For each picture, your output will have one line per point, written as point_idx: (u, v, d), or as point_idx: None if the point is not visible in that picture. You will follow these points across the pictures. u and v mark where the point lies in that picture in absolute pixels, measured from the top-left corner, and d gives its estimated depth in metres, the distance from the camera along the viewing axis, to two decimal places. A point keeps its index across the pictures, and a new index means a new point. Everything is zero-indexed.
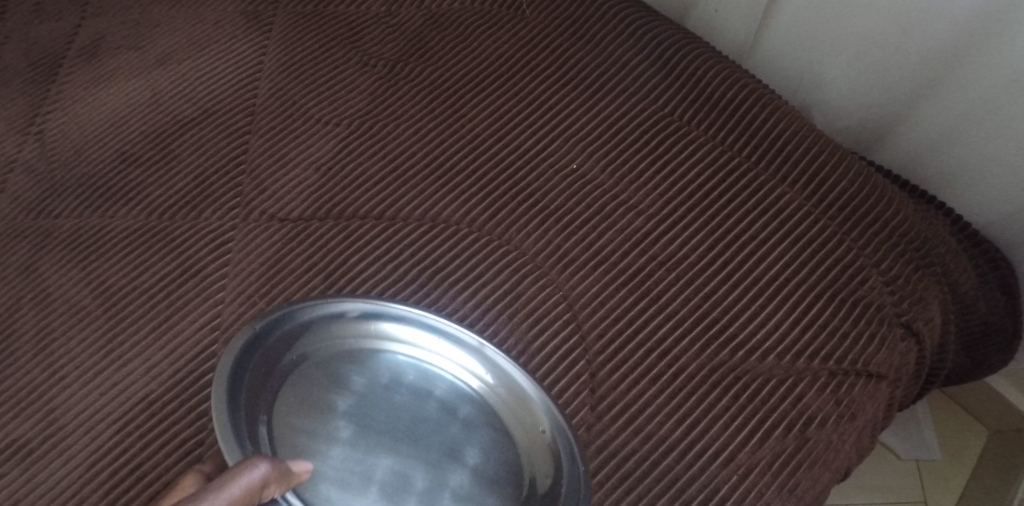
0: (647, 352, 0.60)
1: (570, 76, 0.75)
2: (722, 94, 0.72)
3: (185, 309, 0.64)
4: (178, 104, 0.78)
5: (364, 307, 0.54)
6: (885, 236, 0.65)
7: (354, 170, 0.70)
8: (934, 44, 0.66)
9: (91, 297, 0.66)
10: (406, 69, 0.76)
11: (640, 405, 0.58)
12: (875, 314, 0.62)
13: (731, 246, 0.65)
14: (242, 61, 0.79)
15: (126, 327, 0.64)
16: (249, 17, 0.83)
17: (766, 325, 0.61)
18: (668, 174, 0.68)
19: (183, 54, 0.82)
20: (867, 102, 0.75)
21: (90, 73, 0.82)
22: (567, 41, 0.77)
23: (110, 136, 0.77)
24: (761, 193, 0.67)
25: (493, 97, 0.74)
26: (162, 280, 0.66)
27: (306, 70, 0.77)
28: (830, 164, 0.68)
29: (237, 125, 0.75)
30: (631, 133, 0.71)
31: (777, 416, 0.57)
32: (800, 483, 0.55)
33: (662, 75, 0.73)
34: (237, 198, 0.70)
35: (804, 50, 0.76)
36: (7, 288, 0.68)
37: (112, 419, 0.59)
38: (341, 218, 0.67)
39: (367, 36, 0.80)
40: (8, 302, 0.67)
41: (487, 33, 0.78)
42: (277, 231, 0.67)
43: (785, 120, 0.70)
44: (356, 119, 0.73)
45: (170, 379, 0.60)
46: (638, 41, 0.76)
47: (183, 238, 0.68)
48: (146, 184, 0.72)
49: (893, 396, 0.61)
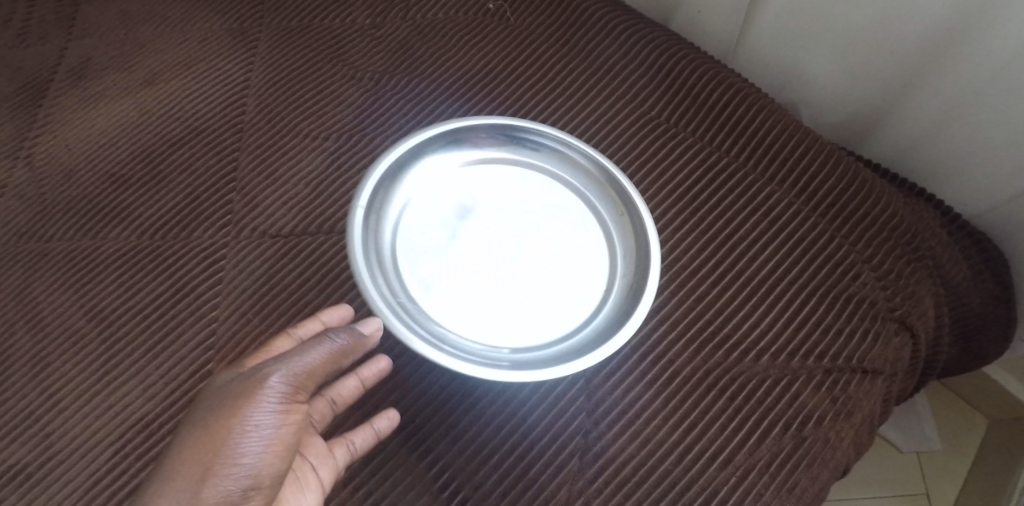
0: (642, 356, 0.61)
1: (557, 81, 0.75)
2: (710, 93, 0.71)
3: (177, 329, 0.65)
4: (166, 123, 0.78)
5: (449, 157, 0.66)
6: (876, 231, 0.65)
7: (344, 183, 0.70)
8: (918, 39, 0.66)
9: (88, 320, 0.67)
10: (393, 80, 0.76)
11: (637, 409, 0.59)
12: (868, 310, 0.62)
13: (723, 247, 0.64)
14: (228, 79, 0.80)
15: (122, 349, 0.65)
16: (235, 34, 0.83)
17: (759, 325, 0.61)
18: (658, 177, 0.68)
19: (170, 73, 0.82)
20: (854, 98, 0.75)
21: (78, 97, 0.83)
22: (553, 46, 0.77)
23: (99, 158, 0.77)
24: (752, 193, 0.67)
25: (481, 105, 0.74)
26: (155, 300, 0.67)
27: (292, 86, 0.77)
28: (819, 160, 0.67)
29: (226, 143, 0.75)
30: (620, 138, 0.71)
31: (774, 416, 0.58)
32: (799, 482, 0.56)
33: (649, 77, 0.73)
34: (228, 216, 0.70)
35: (789, 47, 0.76)
36: (10, 314, 0.69)
37: (119, 442, 0.60)
38: (332, 232, 0.68)
39: (352, 49, 0.79)
40: (12, 329, 0.69)
41: (473, 41, 0.78)
42: (268, 247, 0.67)
43: (772, 117, 0.70)
44: (344, 133, 0.73)
45: (168, 400, 0.61)
46: (624, 43, 0.76)
47: (176, 257, 0.69)
48: (136, 205, 0.73)
49: (890, 390, 0.61)
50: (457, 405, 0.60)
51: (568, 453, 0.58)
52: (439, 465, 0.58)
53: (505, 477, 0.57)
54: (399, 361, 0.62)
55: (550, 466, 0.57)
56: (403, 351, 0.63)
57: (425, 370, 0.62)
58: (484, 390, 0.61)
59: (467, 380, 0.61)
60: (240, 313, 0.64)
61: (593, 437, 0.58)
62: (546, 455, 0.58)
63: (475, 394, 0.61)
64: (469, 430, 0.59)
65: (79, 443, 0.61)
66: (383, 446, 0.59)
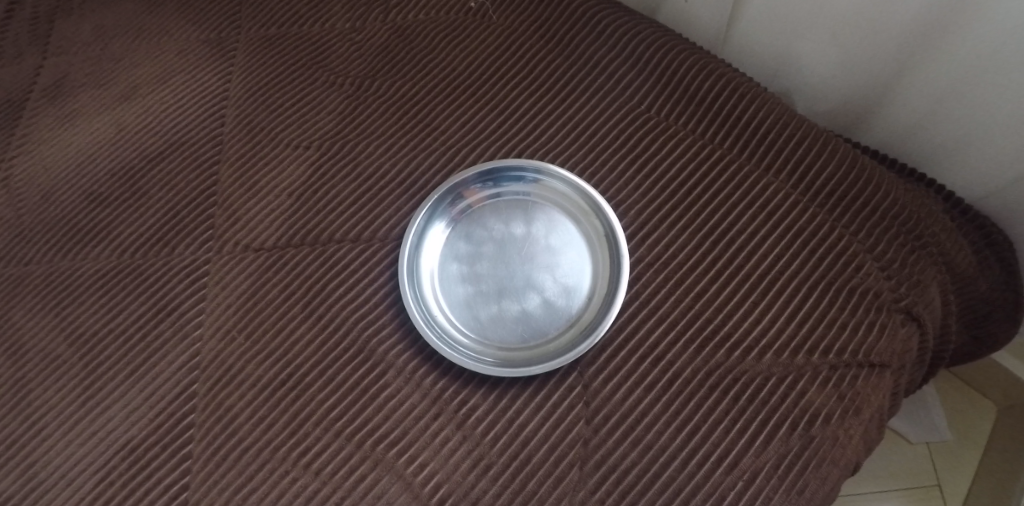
0: (641, 359, 0.59)
1: (543, 79, 0.72)
2: (700, 85, 0.69)
3: (164, 350, 0.64)
4: (144, 138, 0.76)
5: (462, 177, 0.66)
6: (878, 221, 0.62)
7: (327, 193, 0.68)
8: (910, 24, 0.63)
9: (75, 345, 0.67)
10: (375, 85, 0.74)
11: (637, 415, 0.57)
12: (873, 301, 0.59)
13: (720, 242, 0.62)
14: (207, 91, 0.78)
15: (111, 373, 0.64)
16: (212, 45, 0.81)
17: (760, 322, 0.59)
18: (650, 172, 0.66)
19: (147, 87, 0.80)
20: (848, 84, 0.73)
21: (53, 115, 0.81)
22: (538, 44, 0.74)
23: (77, 178, 0.76)
24: (747, 186, 0.64)
25: (465, 107, 0.72)
26: (140, 321, 0.66)
27: (272, 96, 0.76)
28: (815, 149, 0.65)
29: (204, 156, 0.73)
30: (609, 134, 0.69)
31: (781, 415, 0.56)
32: (808, 484, 0.54)
33: (637, 70, 0.71)
34: (209, 232, 0.69)
35: (778, 35, 0.74)
36: None
37: (112, 466, 0.61)
38: (317, 244, 0.66)
39: (332, 55, 0.77)
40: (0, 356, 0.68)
41: (455, 41, 0.76)
42: (252, 262, 0.66)
43: (764, 108, 0.67)
44: (326, 141, 0.72)
45: (161, 422, 0.61)
46: (610, 37, 0.73)
47: (159, 276, 0.67)
48: (116, 224, 0.71)
49: (898, 383, 0.59)
50: (452, 416, 0.59)
51: (567, 463, 0.56)
52: (434, 480, 0.57)
53: (503, 489, 0.56)
54: (390, 373, 0.61)
55: (549, 476, 0.56)
56: (394, 363, 0.61)
57: (417, 381, 0.60)
58: (479, 399, 0.59)
59: (461, 390, 0.59)
60: (226, 331, 0.64)
61: (592, 445, 0.56)
62: (545, 465, 0.56)
63: (470, 403, 0.59)
64: (464, 443, 0.58)
65: (74, 470, 0.61)
66: (375, 462, 0.58)
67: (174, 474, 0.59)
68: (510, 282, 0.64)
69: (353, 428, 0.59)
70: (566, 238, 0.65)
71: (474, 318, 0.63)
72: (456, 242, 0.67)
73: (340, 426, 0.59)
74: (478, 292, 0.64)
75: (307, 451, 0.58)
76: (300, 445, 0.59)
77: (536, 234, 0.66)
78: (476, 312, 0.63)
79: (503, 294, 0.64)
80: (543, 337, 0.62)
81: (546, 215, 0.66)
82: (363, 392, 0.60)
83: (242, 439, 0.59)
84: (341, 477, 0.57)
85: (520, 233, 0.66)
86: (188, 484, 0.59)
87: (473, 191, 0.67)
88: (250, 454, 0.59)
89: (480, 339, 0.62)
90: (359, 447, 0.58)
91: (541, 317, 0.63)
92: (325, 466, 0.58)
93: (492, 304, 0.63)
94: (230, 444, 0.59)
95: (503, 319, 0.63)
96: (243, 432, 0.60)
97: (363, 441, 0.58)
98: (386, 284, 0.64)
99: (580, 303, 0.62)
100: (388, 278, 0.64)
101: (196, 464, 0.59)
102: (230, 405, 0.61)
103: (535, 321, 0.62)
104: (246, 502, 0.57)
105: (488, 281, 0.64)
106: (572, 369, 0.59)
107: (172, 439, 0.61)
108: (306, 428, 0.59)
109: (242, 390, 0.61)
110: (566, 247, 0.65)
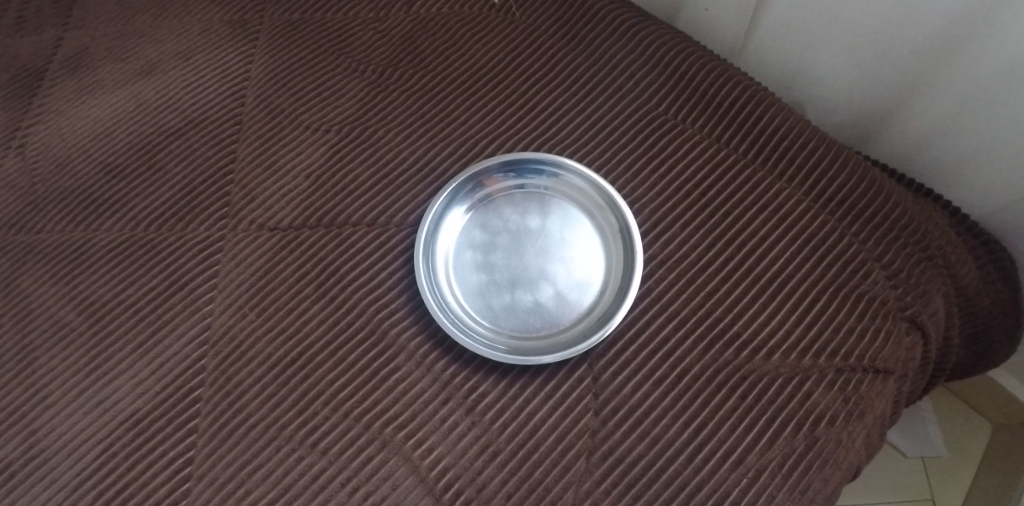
0: (650, 353, 0.59)
1: (563, 76, 0.73)
2: (718, 90, 0.70)
3: (174, 323, 0.64)
4: (164, 113, 0.76)
5: (486, 164, 0.66)
6: (887, 230, 0.63)
7: (342, 177, 0.69)
8: (922, 44, 0.65)
9: (80, 316, 0.66)
10: (396, 74, 0.75)
11: (646, 408, 0.57)
12: (879, 308, 0.60)
13: (731, 245, 0.63)
14: (228, 70, 0.78)
15: (117, 344, 0.64)
16: (236, 26, 0.82)
17: (769, 324, 0.60)
18: (665, 173, 0.67)
19: (168, 65, 0.80)
20: (861, 99, 0.74)
21: (72, 87, 0.81)
22: (559, 42, 0.75)
23: (94, 147, 0.76)
24: (760, 190, 0.65)
25: (484, 100, 0.72)
26: (151, 294, 0.66)
27: (293, 79, 0.76)
28: (828, 158, 0.66)
29: (224, 134, 0.74)
30: (627, 134, 0.69)
31: (787, 415, 0.56)
32: (811, 485, 0.54)
33: (655, 74, 0.72)
34: (224, 210, 0.69)
35: (796, 47, 0.75)
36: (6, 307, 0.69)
37: (116, 437, 0.60)
38: (332, 226, 0.66)
39: (355, 43, 0.78)
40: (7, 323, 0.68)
41: (478, 37, 0.77)
42: (266, 241, 0.66)
43: (780, 115, 0.68)
44: (346, 126, 0.72)
45: (166, 396, 0.61)
46: (630, 40, 0.74)
47: (171, 251, 0.67)
48: (132, 196, 0.71)
49: (901, 390, 0.60)
50: (461, 402, 0.59)
51: (574, 453, 0.56)
52: (440, 465, 0.57)
53: (509, 477, 0.56)
54: (401, 357, 0.61)
55: (555, 466, 0.56)
56: (405, 347, 0.61)
57: (427, 366, 0.60)
58: (489, 386, 0.59)
59: (471, 378, 0.60)
60: (236, 307, 0.64)
61: (599, 437, 0.57)
62: (552, 455, 0.56)
63: (480, 390, 0.59)
64: (472, 429, 0.58)
65: (77, 439, 0.61)
66: (383, 444, 0.58)
67: (180, 447, 0.59)
68: (524, 272, 0.64)
69: (362, 409, 0.59)
70: (580, 231, 0.66)
71: (486, 307, 0.64)
72: (472, 230, 0.67)
73: (348, 407, 0.59)
74: (491, 280, 0.65)
75: (315, 429, 0.58)
76: (307, 423, 0.59)
77: (551, 227, 0.66)
78: (488, 301, 0.64)
79: (516, 283, 0.64)
80: (552, 328, 0.62)
81: (560, 209, 0.67)
82: (373, 375, 0.60)
83: (250, 415, 0.59)
84: (348, 457, 0.57)
85: (534, 226, 0.66)
86: (192, 459, 0.58)
87: (494, 181, 0.68)
88: (257, 431, 0.59)
89: (491, 327, 0.63)
90: (366, 429, 0.58)
91: (552, 308, 0.63)
92: (332, 446, 0.58)
93: (504, 293, 0.64)
94: (236, 419, 0.59)
95: (515, 308, 0.63)
96: (250, 408, 0.60)
97: (371, 423, 0.58)
98: (401, 268, 0.64)
99: (591, 297, 0.63)
100: (402, 262, 0.64)
101: (201, 439, 0.59)
102: (238, 382, 0.61)
103: (546, 312, 0.63)
104: (250, 479, 0.57)
105: (502, 270, 0.65)
106: (583, 361, 0.60)
107: (179, 412, 0.60)
108: (314, 407, 0.59)
109: (251, 367, 0.61)
110: (581, 240, 0.66)
